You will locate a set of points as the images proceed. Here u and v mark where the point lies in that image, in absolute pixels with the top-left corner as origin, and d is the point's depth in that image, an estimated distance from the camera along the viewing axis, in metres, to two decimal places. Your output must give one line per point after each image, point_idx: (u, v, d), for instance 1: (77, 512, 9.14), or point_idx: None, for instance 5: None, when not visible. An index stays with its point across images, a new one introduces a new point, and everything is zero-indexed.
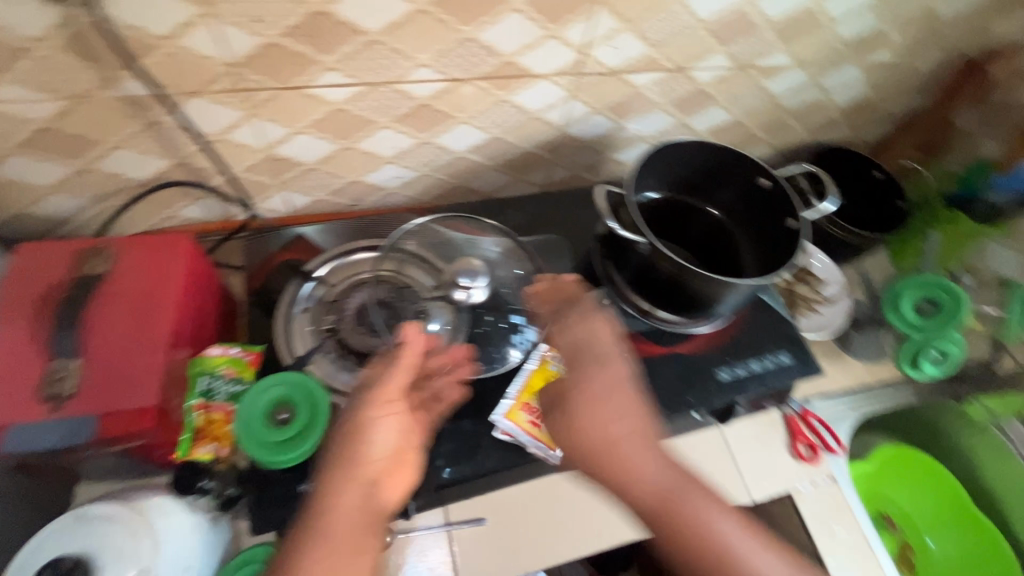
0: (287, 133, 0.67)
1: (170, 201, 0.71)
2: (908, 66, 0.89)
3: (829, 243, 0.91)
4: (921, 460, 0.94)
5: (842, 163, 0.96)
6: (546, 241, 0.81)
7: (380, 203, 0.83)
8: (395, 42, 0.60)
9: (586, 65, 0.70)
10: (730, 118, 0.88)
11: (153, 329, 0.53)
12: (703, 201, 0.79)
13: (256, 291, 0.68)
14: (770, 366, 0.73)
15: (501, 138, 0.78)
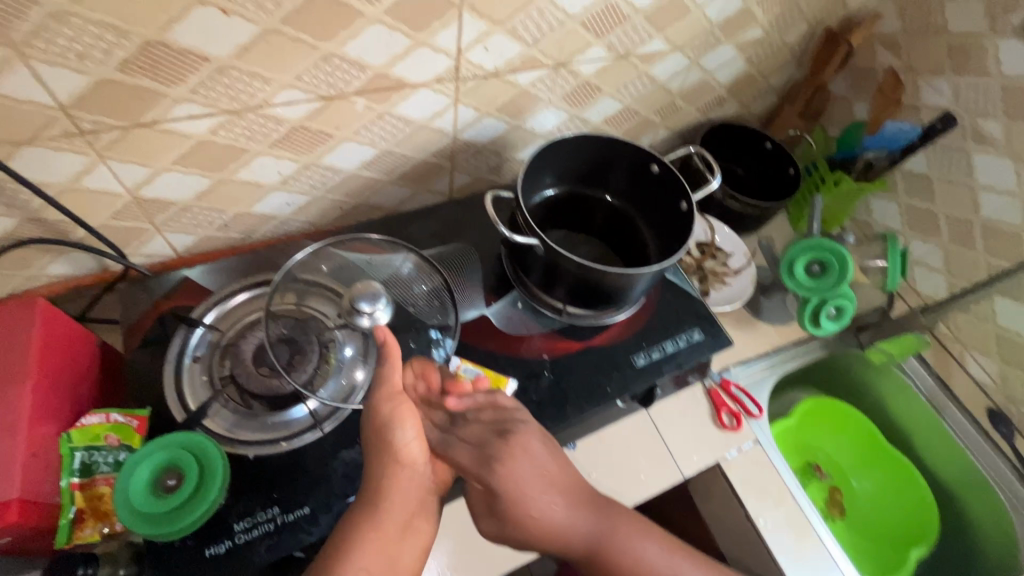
0: (149, 172, 0.62)
1: (28, 261, 0.65)
2: (779, 41, 0.93)
3: (730, 216, 0.95)
4: (838, 408, 1.00)
5: (733, 139, 1.01)
6: (455, 250, 0.80)
7: (276, 232, 0.79)
8: (249, 66, 0.57)
9: (464, 70, 0.69)
10: (621, 106, 0.89)
11: (9, 411, 0.48)
12: (602, 192, 0.80)
13: (139, 346, 0.63)
14: (683, 344, 0.75)
15: (392, 151, 0.76)
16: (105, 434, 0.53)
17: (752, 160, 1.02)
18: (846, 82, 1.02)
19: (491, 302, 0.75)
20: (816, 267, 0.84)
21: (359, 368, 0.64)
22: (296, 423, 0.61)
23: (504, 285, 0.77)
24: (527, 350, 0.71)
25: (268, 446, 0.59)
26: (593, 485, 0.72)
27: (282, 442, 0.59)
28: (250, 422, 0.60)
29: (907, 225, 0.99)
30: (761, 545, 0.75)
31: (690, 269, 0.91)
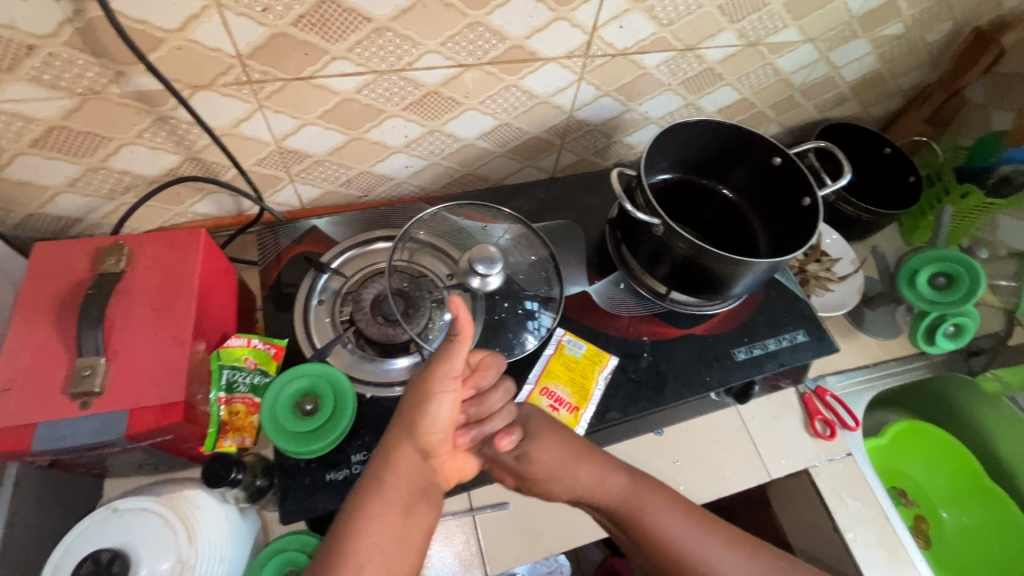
0: (296, 125, 0.67)
1: (181, 197, 0.71)
2: (919, 39, 0.87)
3: (840, 220, 0.91)
4: (933, 434, 0.94)
5: (852, 140, 0.96)
6: (558, 226, 0.81)
7: (390, 193, 0.83)
8: (403, 29, 0.59)
9: (594, 47, 0.70)
10: (738, 97, 0.87)
11: (176, 324, 0.53)
12: (714, 182, 0.79)
13: (272, 285, 0.68)
14: (786, 344, 0.73)
15: (510, 124, 0.78)
16: (245, 356, 0.58)
17: (868, 164, 0.97)
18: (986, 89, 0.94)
19: (592, 280, 0.76)
20: (941, 280, 0.80)
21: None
22: (408, 371, 0.64)
23: (605, 265, 0.77)
24: (626, 331, 0.72)
25: (386, 389, 0.63)
26: (677, 472, 0.72)
27: (395, 387, 0.63)
28: (368, 365, 0.64)
29: None
30: (847, 558, 0.72)
31: (793, 270, 0.87)
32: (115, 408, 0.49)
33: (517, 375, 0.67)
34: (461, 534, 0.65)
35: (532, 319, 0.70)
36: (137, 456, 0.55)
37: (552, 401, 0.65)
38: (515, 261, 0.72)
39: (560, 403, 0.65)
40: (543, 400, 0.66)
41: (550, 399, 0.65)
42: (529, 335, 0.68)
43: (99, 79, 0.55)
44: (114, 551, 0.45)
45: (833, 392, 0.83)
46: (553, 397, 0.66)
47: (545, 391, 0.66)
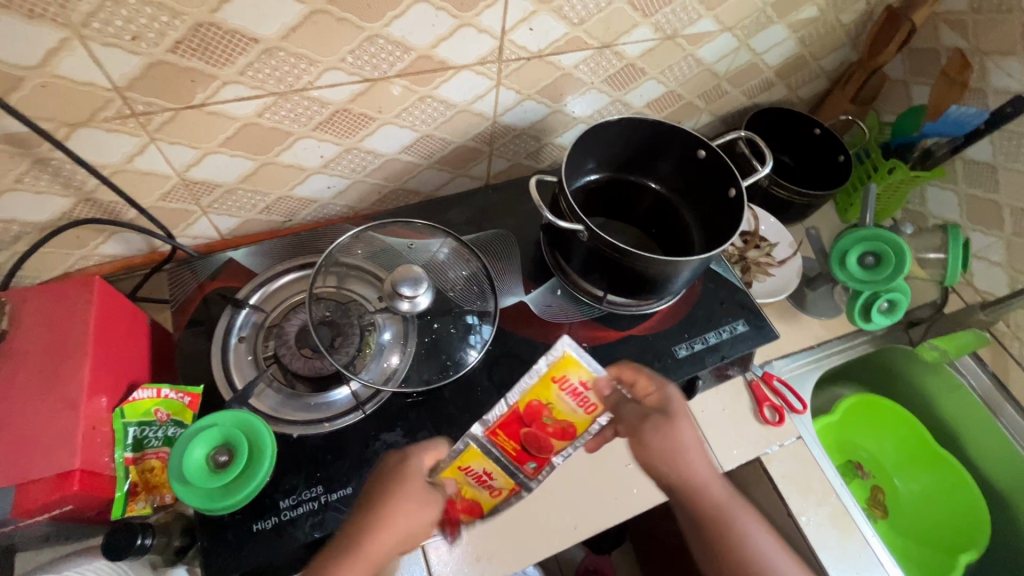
0: (197, 155, 0.63)
1: (82, 241, 0.66)
2: (834, 20, 0.88)
3: (775, 204, 0.92)
4: (883, 405, 0.96)
5: (782, 124, 0.97)
6: (492, 236, 0.79)
7: (316, 216, 0.79)
8: (296, 47, 0.56)
9: (507, 51, 0.68)
10: (665, 90, 0.87)
11: (68, 385, 0.49)
12: (645, 178, 0.78)
13: (187, 326, 0.64)
14: (726, 336, 0.73)
15: (432, 135, 0.75)
16: (154, 409, 0.55)
17: (799, 147, 0.99)
18: (903, 64, 0.96)
19: (530, 289, 0.74)
20: (869, 260, 0.80)
21: (394, 357, 0.65)
22: (336, 404, 0.62)
23: (542, 272, 0.76)
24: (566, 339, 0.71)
25: (313, 426, 0.60)
26: (630, 476, 0.69)
27: (324, 423, 0.60)
28: (294, 402, 0.61)
29: (967, 217, 0.93)
30: (802, 542, 0.73)
31: (733, 260, 0.87)
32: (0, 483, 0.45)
33: (456, 397, 0.64)
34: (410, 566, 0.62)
35: (470, 334, 0.67)
36: (40, 531, 0.50)
37: (489, 472, 0.58)
38: (447, 280, 0.70)
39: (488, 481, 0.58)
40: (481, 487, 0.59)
41: (569, 399, 0.55)
42: (469, 350, 0.66)
43: None
44: None
45: (780, 377, 0.84)
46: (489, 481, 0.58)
47: (489, 455, 0.57)
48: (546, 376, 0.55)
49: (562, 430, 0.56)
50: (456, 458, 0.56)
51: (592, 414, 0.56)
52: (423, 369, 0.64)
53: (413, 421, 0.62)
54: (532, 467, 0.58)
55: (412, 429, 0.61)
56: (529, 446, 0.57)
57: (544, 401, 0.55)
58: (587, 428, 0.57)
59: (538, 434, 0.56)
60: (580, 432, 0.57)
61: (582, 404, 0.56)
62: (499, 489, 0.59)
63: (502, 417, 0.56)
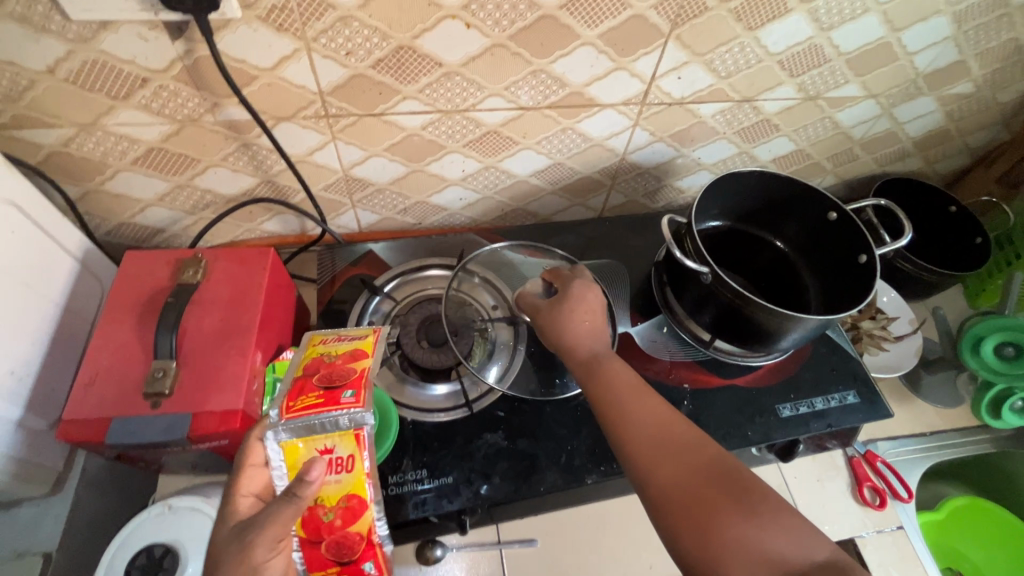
0: (364, 155, 0.72)
1: (252, 216, 0.77)
2: (990, 98, 0.85)
3: (898, 277, 0.88)
4: (997, 515, 0.88)
5: (914, 196, 0.93)
6: (603, 265, 0.82)
7: (443, 223, 0.86)
8: (471, 74, 0.63)
9: (652, 96, 0.72)
10: (794, 148, 0.87)
11: (240, 336, 0.57)
12: (768, 232, 0.78)
13: (327, 303, 0.72)
14: (835, 405, 0.71)
15: (563, 163, 0.80)
16: None
17: (930, 223, 0.94)
18: None
19: (635, 322, 0.76)
20: (1008, 350, 0.76)
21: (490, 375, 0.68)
22: (444, 399, 0.66)
23: (648, 307, 0.78)
24: (667, 376, 0.71)
25: (428, 414, 0.65)
26: None
27: (435, 412, 0.65)
28: (411, 387, 0.67)
29: None
30: None
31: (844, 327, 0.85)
32: (181, 410, 0.53)
33: (555, 412, 0.66)
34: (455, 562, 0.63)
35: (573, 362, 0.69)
36: (190, 458, 0.58)
37: (323, 444, 0.51)
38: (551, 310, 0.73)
39: (332, 464, 0.51)
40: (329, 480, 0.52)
41: (339, 340, 0.59)
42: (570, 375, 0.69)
43: (197, 109, 0.61)
44: (166, 546, 0.51)
45: (885, 459, 0.78)
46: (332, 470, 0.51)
47: (310, 430, 0.51)
48: (309, 348, 0.58)
49: (353, 356, 0.56)
50: (284, 467, 0.51)
51: (370, 341, 0.59)
52: (528, 383, 0.68)
53: (513, 427, 0.65)
54: (352, 398, 0.51)
55: (512, 435, 0.64)
56: (335, 383, 0.53)
57: (318, 354, 0.57)
58: (376, 347, 0.58)
59: (334, 370, 0.54)
60: (370, 352, 0.57)
61: (350, 339, 0.59)
62: (345, 468, 0.52)
63: (293, 390, 0.53)
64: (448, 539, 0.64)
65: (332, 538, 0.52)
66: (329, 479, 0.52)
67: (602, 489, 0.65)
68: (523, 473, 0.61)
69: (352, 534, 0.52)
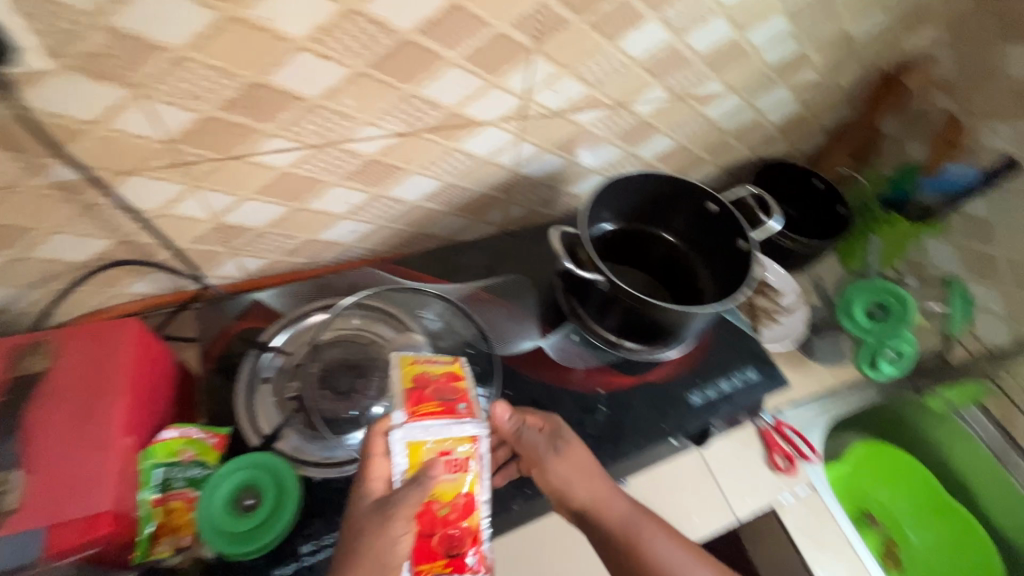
0: (233, 201, 0.66)
1: (114, 280, 0.68)
2: (833, 83, 0.94)
3: (780, 253, 0.95)
4: (890, 453, 0.97)
5: (784, 177, 1.02)
6: (507, 281, 0.81)
7: (338, 258, 0.81)
8: (337, 105, 0.60)
9: (529, 110, 0.72)
10: (674, 144, 0.91)
11: (102, 425, 0.50)
12: (659, 227, 0.81)
13: (215, 365, 0.66)
14: (738, 384, 0.75)
15: (454, 184, 0.79)
16: (181, 450, 0.56)
17: (800, 199, 1.03)
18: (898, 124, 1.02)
19: (545, 334, 0.76)
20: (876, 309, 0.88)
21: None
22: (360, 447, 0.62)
23: (557, 317, 0.78)
24: (582, 384, 0.72)
25: (337, 468, 0.60)
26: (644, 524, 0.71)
27: (345, 465, 0.61)
28: (316, 443, 0.61)
29: (965, 270, 0.97)
30: None
31: (740, 306, 0.91)
32: (34, 524, 0.45)
33: None
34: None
35: None
36: None
37: (443, 448, 0.47)
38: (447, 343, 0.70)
39: (452, 458, 0.47)
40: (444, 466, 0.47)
41: (430, 360, 0.52)
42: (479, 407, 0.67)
43: (16, 173, 0.53)
44: None
45: (791, 425, 0.84)
46: (450, 462, 0.47)
47: (428, 434, 0.47)
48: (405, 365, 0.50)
49: (455, 374, 0.51)
50: (406, 464, 0.46)
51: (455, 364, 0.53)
52: None
53: None
54: (465, 407, 0.49)
55: None
56: (438, 394, 0.49)
57: (422, 371, 0.50)
58: (463, 363, 0.54)
59: (444, 386, 0.50)
60: (462, 371, 0.52)
61: (441, 359, 0.53)
62: (464, 466, 0.47)
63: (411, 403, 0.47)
64: None
65: (444, 531, 0.47)
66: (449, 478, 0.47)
67: (533, 510, 0.65)
68: None
69: (470, 524, 0.47)
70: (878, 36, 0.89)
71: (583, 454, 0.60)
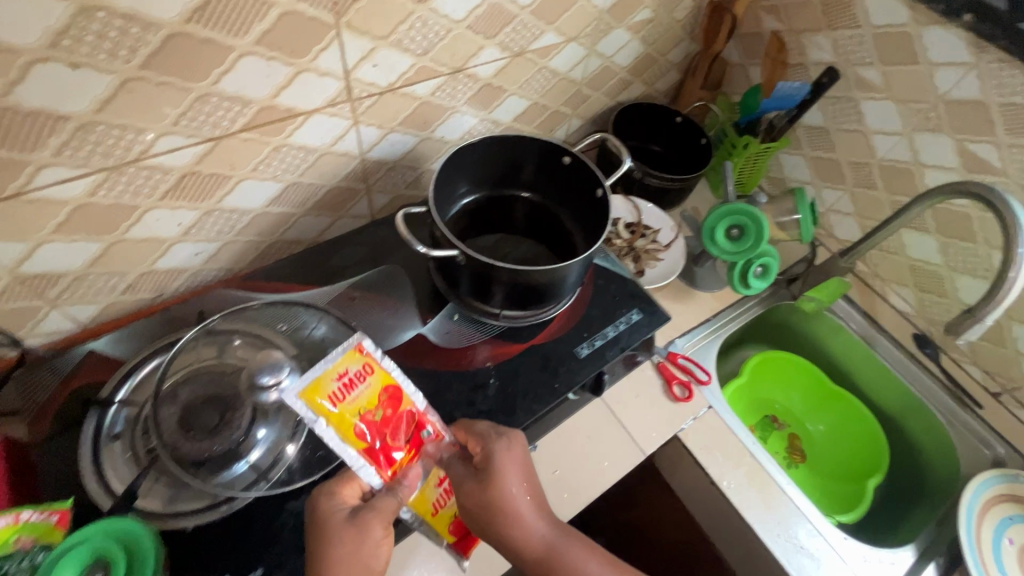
0: (27, 247, 0.57)
1: None
2: (669, 18, 0.95)
3: (652, 193, 0.98)
4: (780, 359, 1.04)
5: (644, 117, 1.04)
6: (382, 273, 0.78)
7: (189, 285, 0.74)
8: (117, 118, 0.53)
9: (356, 90, 0.67)
10: (529, 102, 0.90)
11: None
12: (521, 189, 0.80)
13: (52, 434, 0.58)
14: (623, 327, 0.76)
15: (299, 182, 0.73)
16: (15, 538, 0.49)
17: (665, 135, 1.06)
18: (738, 49, 1.06)
19: (427, 320, 0.74)
20: (734, 231, 0.86)
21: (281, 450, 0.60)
22: (235, 483, 0.57)
23: (437, 299, 0.76)
24: (471, 361, 0.71)
25: (211, 511, 0.56)
26: (558, 481, 0.72)
27: (222, 505, 0.56)
28: (186, 491, 0.56)
29: (816, 177, 1.04)
30: (727, 506, 0.76)
31: (622, 252, 0.92)
32: None
33: None
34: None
35: None
36: None
37: (437, 480, 0.60)
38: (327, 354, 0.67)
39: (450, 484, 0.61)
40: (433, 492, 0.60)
41: (354, 393, 0.51)
42: None
43: None
44: None
45: (684, 353, 0.89)
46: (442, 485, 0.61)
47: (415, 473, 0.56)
48: (335, 421, 0.50)
49: (392, 398, 0.53)
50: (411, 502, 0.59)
51: (370, 358, 0.53)
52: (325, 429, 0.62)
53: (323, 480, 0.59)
54: (431, 434, 0.57)
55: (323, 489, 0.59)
56: (397, 435, 0.54)
57: (359, 418, 0.51)
58: (389, 368, 0.54)
59: (394, 425, 0.53)
60: (395, 382, 0.54)
61: (363, 382, 0.52)
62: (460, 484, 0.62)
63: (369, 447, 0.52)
64: None
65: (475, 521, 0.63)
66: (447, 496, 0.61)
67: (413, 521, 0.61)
68: None
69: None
70: None
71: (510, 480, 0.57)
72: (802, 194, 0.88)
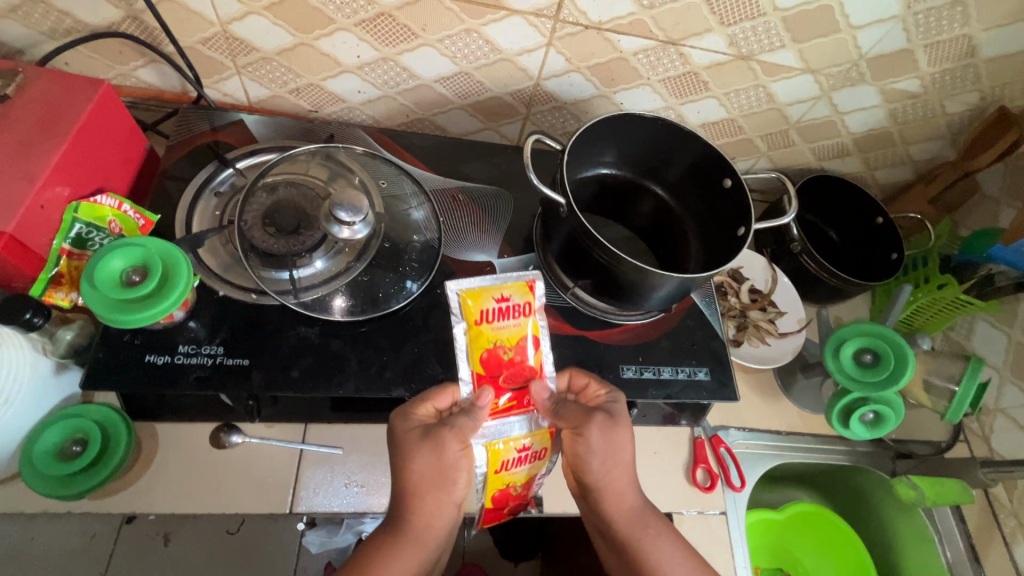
0: (240, 10, 0.65)
1: (123, 57, 0.70)
2: (936, 106, 0.79)
3: (801, 274, 0.85)
4: (834, 525, 0.86)
5: (843, 198, 0.89)
6: (492, 193, 0.77)
7: (340, 115, 0.80)
8: None
9: (565, 12, 0.65)
10: (725, 116, 0.81)
11: (32, 160, 0.53)
12: (662, 190, 0.74)
13: (175, 167, 0.67)
14: (682, 377, 0.68)
15: (470, 74, 0.74)
16: (110, 218, 0.58)
17: (854, 227, 0.91)
18: (1003, 181, 0.85)
19: (503, 255, 0.72)
20: (868, 359, 0.71)
21: (322, 281, 0.63)
22: (274, 283, 0.62)
23: (525, 244, 0.74)
24: None
25: (241, 293, 0.61)
26: None
27: (252, 294, 0.61)
28: (237, 267, 0.63)
29: (1009, 367, 0.83)
30: None
31: (730, 312, 0.82)
32: None
33: (384, 328, 0.63)
34: (306, 492, 0.60)
35: (400, 289, 0.65)
36: None
37: (521, 445, 0.57)
38: (404, 232, 0.69)
39: (527, 451, 0.57)
40: (508, 452, 0.56)
41: (501, 321, 0.56)
42: (389, 301, 0.64)
43: None
44: None
45: (730, 447, 0.77)
46: (520, 449, 0.57)
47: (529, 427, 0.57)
48: (474, 328, 0.56)
49: (527, 347, 0.57)
50: (486, 458, 0.55)
51: (530, 302, 0.58)
52: (363, 290, 0.64)
53: (338, 328, 0.62)
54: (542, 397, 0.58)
55: (330, 334, 0.61)
56: (511, 377, 0.57)
57: (492, 343, 0.56)
58: (538, 330, 0.58)
59: (516, 368, 0.57)
60: (537, 335, 0.58)
61: (514, 317, 0.57)
62: (537, 456, 0.58)
63: (484, 366, 0.56)
64: (241, 425, 0.61)
65: (514, 502, 0.60)
66: (519, 465, 0.57)
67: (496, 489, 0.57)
68: (326, 372, 0.59)
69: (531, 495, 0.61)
70: (1015, 62, 0.73)
71: (615, 440, 0.58)
72: (976, 369, 0.70)
